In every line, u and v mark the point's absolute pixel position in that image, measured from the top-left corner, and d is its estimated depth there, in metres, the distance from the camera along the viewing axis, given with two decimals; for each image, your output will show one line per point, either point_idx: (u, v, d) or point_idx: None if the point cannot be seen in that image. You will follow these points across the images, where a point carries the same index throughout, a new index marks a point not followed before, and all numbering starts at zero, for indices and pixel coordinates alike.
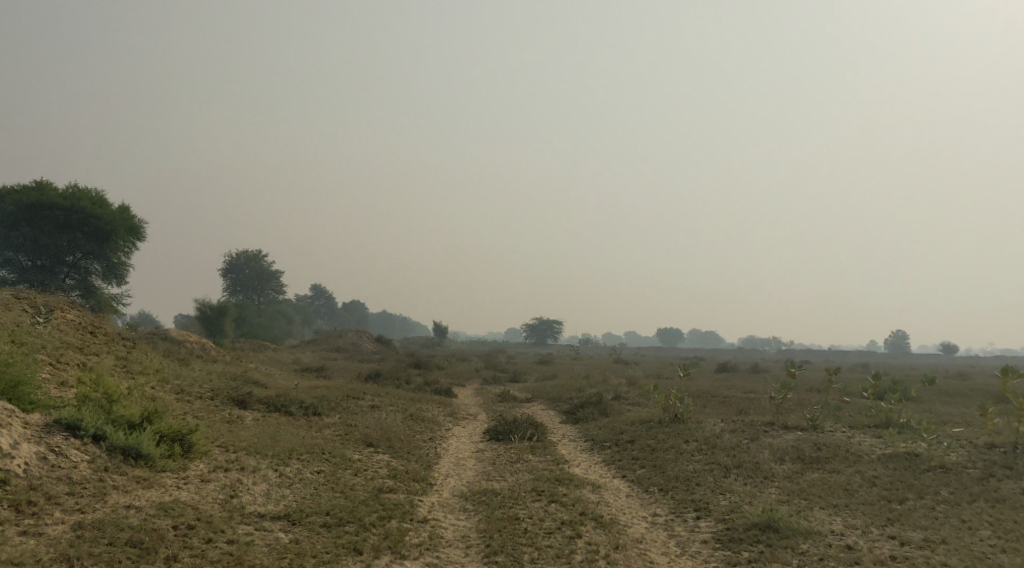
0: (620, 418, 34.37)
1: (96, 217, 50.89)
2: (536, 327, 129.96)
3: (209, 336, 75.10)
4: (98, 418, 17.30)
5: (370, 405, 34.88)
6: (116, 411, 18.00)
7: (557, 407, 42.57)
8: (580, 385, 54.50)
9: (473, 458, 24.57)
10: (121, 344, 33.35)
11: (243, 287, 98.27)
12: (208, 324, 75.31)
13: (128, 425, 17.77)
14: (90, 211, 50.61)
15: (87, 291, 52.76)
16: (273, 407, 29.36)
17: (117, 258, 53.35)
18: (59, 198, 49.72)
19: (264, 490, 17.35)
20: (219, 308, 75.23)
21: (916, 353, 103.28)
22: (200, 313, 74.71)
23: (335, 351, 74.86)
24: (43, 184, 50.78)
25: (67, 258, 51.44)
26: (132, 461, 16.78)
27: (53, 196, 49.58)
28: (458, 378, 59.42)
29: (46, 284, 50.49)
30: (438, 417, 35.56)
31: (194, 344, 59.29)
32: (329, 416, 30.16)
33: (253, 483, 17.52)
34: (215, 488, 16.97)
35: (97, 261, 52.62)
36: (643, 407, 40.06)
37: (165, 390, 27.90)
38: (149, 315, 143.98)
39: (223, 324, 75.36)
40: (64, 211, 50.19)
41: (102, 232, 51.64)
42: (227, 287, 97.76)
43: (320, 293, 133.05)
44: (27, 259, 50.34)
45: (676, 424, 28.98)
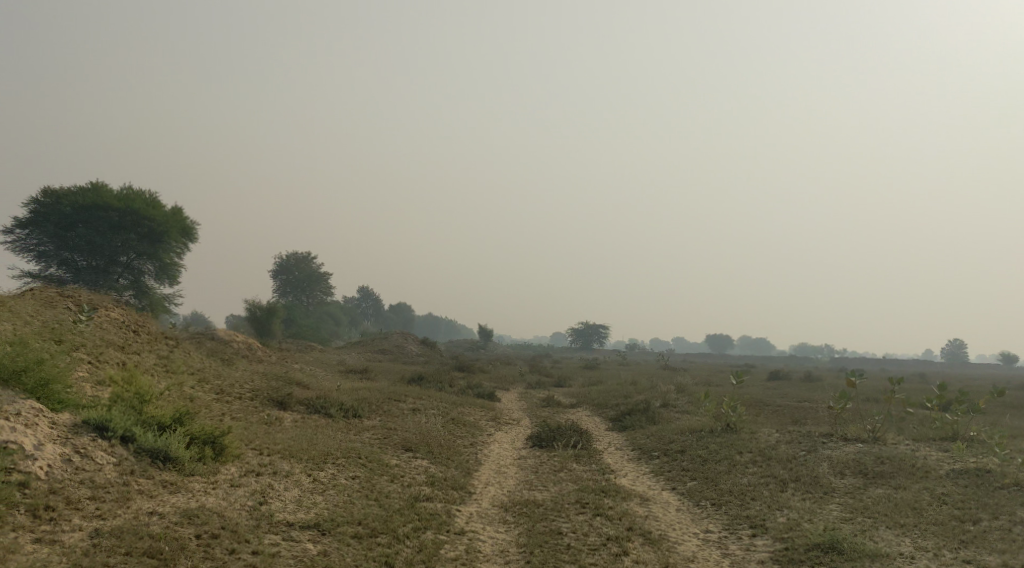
0: (668, 426, 33.30)
1: (150, 218, 51.19)
2: (583, 331, 128.79)
3: (257, 337, 75.34)
4: (127, 419, 16.96)
5: (412, 409, 34.24)
6: (146, 412, 17.66)
7: (604, 414, 41.57)
8: (628, 391, 53.40)
9: (514, 466, 23.74)
10: (163, 342, 33.09)
11: (293, 288, 98.71)
12: (257, 325, 75.51)
13: (159, 426, 17.39)
14: (144, 212, 50.89)
15: (139, 291, 53.05)
16: (313, 409, 28.83)
17: (170, 259, 53.62)
18: (114, 199, 50.00)
19: (295, 497, 16.70)
20: (267, 309, 75.45)
21: (975, 364, 100.24)
22: (250, 314, 75.00)
23: (381, 353, 74.59)
24: (99, 185, 51.15)
25: (121, 258, 51.74)
26: (160, 464, 16.41)
27: (108, 198, 49.85)
28: (503, 382, 58.66)
29: (101, 284, 50.71)
30: (481, 422, 34.80)
31: (240, 344, 59.27)
32: (370, 419, 29.55)
33: (284, 490, 16.89)
34: (244, 494, 16.38)
35: (150, 261, 52.90)
36: (692, 416, 38.88)
37: (205, 391, 27.49)
38: (200, 316, 145.60)
39: (271, 325, 75.54)
40: (119, 212, 50.51)
41: (156, 233, 51.93)
42: (277, 288, 98.25)
43: (366, 295, 133.25)
44: (82, 259, 50.69)
45: (728, 434, 27.86)
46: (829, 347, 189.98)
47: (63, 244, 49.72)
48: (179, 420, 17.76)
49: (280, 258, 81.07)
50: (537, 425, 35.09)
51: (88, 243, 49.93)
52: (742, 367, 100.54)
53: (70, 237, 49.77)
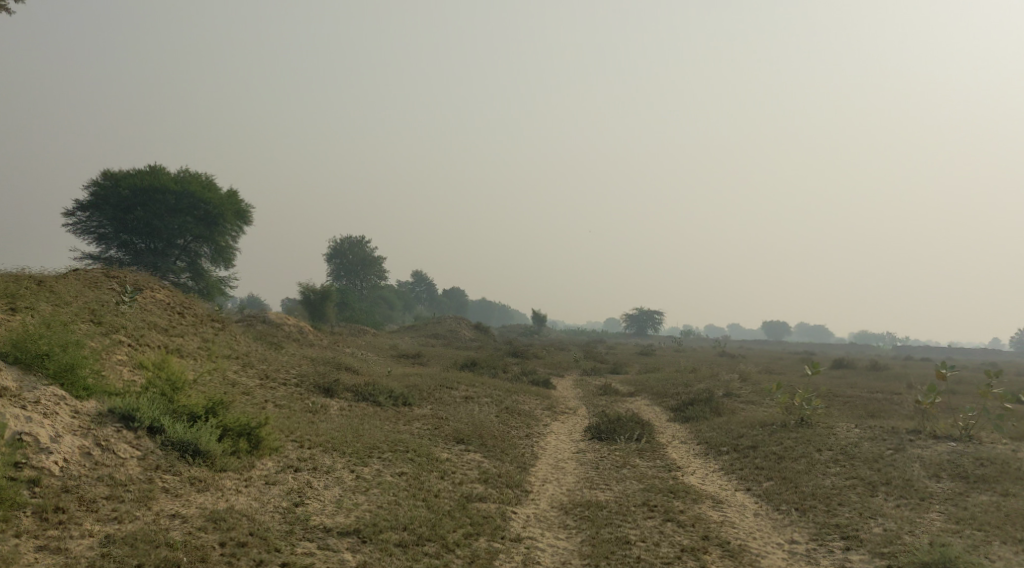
0: (734, 419, 31.55)
1: (207, 202, 51.00)
2: (637, 317, 126.73)
3: (312, 321, 74.72)
4: (156, 409, 16.01)
5: (464, 396, 32.91)
6: (179, 401, 16.71)
7: (663, 403, 39.88)
8: (687, 379, 51.59)
9: (572, 460, 22.22)
10: (208, 325, 32.07)
11: (347, 273, 98.21)
12: (312, 309, 74.98)
13: (191, 416, 16.40)
14: (201, 196, 50.62)
15: (196, 274, 52.52)
16: (361, 397, 27.57)
17: (225, 242, 53.34)
18: (172, 182, 49.59)
19: (334, 497, 15.40)
20: (321, 293, 74.84)
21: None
22: (304, 298, 74.43)
23: (433, 337, 73.56)
24: (157, 169, 50.63)
25: (179, 242, 51.13)
26: (188, 458, 15.39)
27: (166, 181, 49.41)
28: (558, 369, 57.19)
29: (160, 267, 50.06)
30: (536, 411, 33.36)
31: (292, 328, 58.52)
32: (420, 407, 28.28)
33: (324, 488, 15.61)
34: (278, 494, 15.17)
35: (205, 245, 52.53)
36: (757, 407, 37.03)
37: (250, 377, 26.36)
38: (255, 299, 146.44)
39: (326, 309, 74.87)
40: (176, 195, 49.92)
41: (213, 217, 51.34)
42: (331, 272, 97.96)
43: (420, 279, 132.53)
44: (141, 242, 50.10)
45: (803, 428, 26.12)
46: (889, 335, 185.37)
47: (122, 228, 48.95)
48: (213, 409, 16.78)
49: (334, 240, 80.63)
50: (595, 415, 33.56)
51: (147, 226, 49.22)
52: (802, 355, 97.81)
53: (129, 221, 49.02)
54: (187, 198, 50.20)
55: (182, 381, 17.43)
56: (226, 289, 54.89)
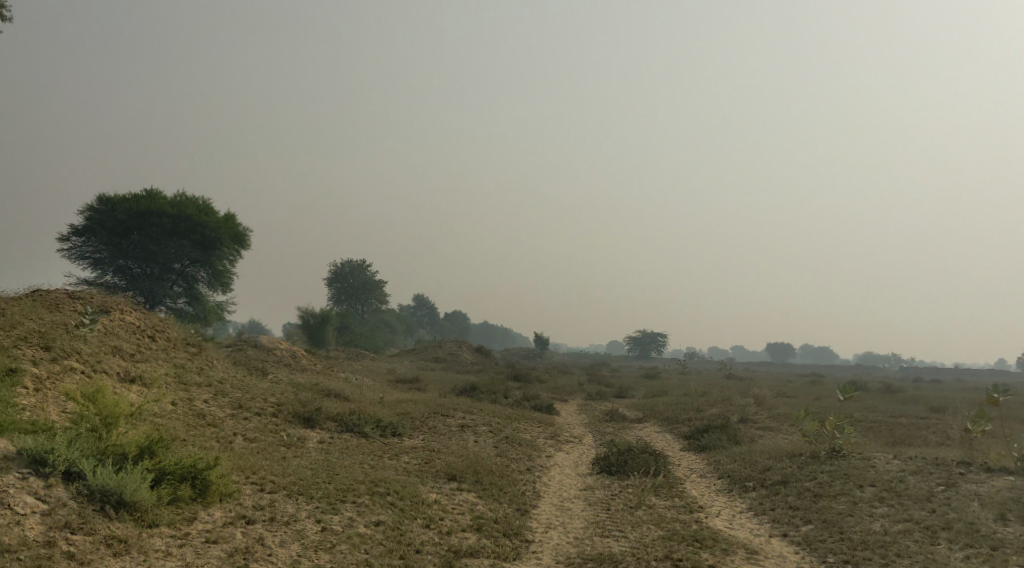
0: (756, 449, 28.95)
1: (204, 225, 48.64)
2: (640, 339, 124.00)
3: (311, 346, 72.14)
4: (78, 451, 14.20)
5: (460, 426, 30.25)
6: (109, 440, 14.84)
7: (674, 431, 37.18)
8: (697, 404, 48.90)
9: (579, 499, 19.67)
10: (181, 350, 29.26)
11: (347, 296, 95.78)
12: (311, 333, 72.43)
13: (122, 459, 14.61)
14: (198, 219, 48.24)
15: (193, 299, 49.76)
16: (346, 428, 24.90)
17: (222, 266, 50.59)
18: (168, 205, 47.26)
19: (290, 558, 13.82)
20: (320, 317, 72.28)
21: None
22: (303, 322, 71.98)
23: (433, 361, 70.86)
24: (152, 192, 48.27)
25: (175, 266, 48.50)
26: (111, 512, 13.64)
27: (162, 205, 47.04)
28: (562, 393, 54.50)
29: (156, 293, 47.50)
30: (538, 440, 30.76)
31: (284, 353, 55.82)
32: (410, 439, 25.73)
33: (277, 548, 13.99)
34: (215, 557, 13.52)
35: (202, 269, 49.80)
36: (778, 436, 34.37)
37: (221, 406, 23.66)
38: (253, 323, 144.05)
39: (325, 334, 72.33)
40: (172, 219, 47.47)
41: (209, 240, 48.82)
42: (331, 296, 95.62)
43: (420, 304, 129.95)
44: (136, 266, 47.47)
45: (836, 459, 23.58)
46: (894, 355, 182.86)
47: (118, 252, 46.59)
48: (150, 449, 14.95)
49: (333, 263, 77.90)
50: (603, 444, 30.88)
51: (143, 250, 46.79)
52: (811, 377, 95.09)
53: (125, 245, 46.61)
54: (182, 221, 47.73)
55: (119, 414, 15.53)
56: (223, 314, 52.29)
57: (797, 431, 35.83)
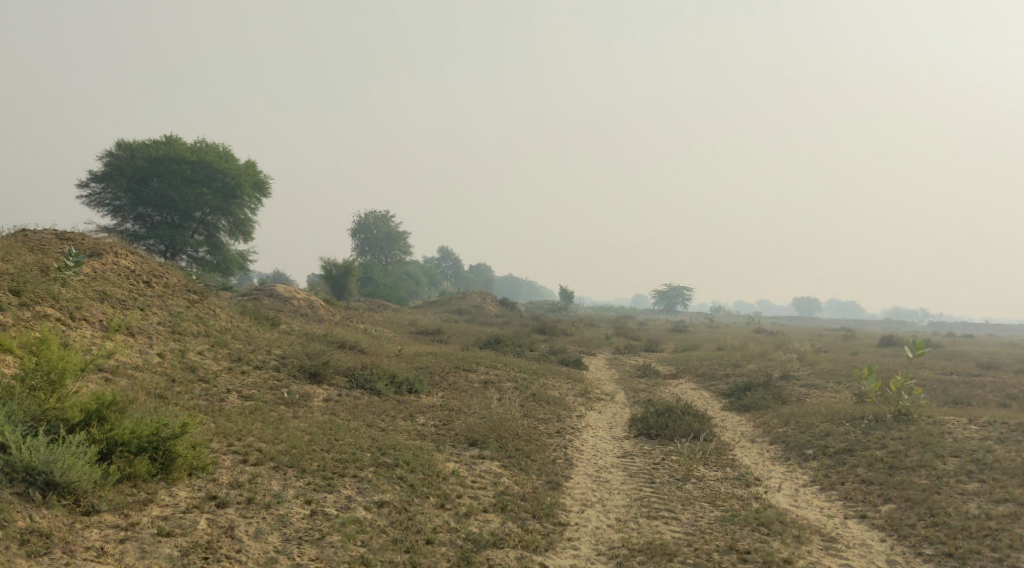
0: (806, 410, 26.39)
1: (225, 172, 46.11)
2: (666, 293, 121.07)
3: (333, 296, 70.00)
4: (10, 420, 12.88)
5: (482, 382, 27.86)
6: (54, 405, 13.38)
7: (711, 388, 34.68)
8: (733, 359, 46.31)
9: (616, 469, 17.41)
10: (181, 297, 26.91)
11: (371, 248, 93.50)
12: (335, 284, 70.29)
13: (66, 427, 13.23)
14: (218, 165, 45.71)
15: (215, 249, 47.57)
16: (356, 384, 22.50)
17: (244, 214, 48.04)
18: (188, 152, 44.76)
19: (263, 555, 12.49)
20: (344, 267, 70.03)
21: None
22: (326, 272, 69.72)
23: (456, 313, 68.51)
24: (172, 137, 45.76)
25: (196, 214, 46.22)
26: (40, 497, 12.35)
27: (182, 150, 44.61)
28: (589, 346, 52.07)
29: (177, 242, 45.15)
30: (567, 397, 28.33)
31: (302, 303, 53.64)
32: (426, 397, 23.39)
33: (249, 542, 12.63)
34: (164, 557, 12.19)
35: (223, 217, 47.35)
36: (825, 397, 31.77)
37: (217, 359, 21.35)
38: (276, 276, 142.70)
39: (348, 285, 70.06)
40: (191, 166, 44.96)
41: (229, 188, 46.36)
42: (355, 247, 93.40)
43: (444, 255, 127.61)
44: (157, 215, 45.26)
45: (906, 423, 20.92)
46: (924, 312, 179.13)
47: (138, 199, 44.27)
48: (102, 416, 13.45)
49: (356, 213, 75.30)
50: (637, 403, 28.42)
51: (163, 197, 44.37)
52: (843, 332, 92.26)
53: (145, 192, 44.26)
54: (203, 168, 45.22)
55: (69, 371, 13.90)
56: (245, 262, 50.08)
57: (845, 390, 33.21)
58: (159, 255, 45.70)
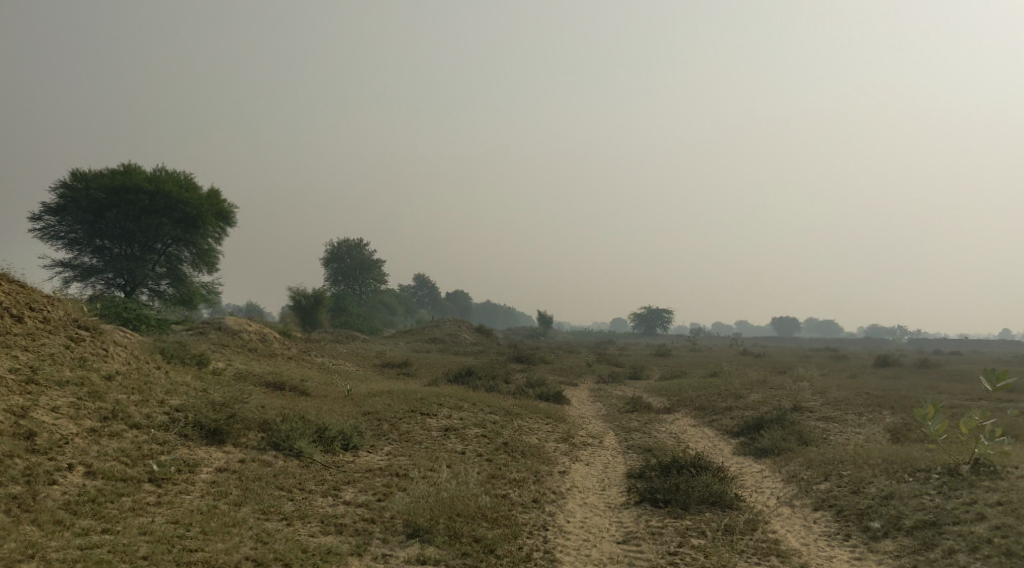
0: (842, 456, 21.29)
1: (189, 202, 40.29)
2: (646, 316, 116.13)
3: (302, 328, 64.44)
4: None
5: (441, 429, 22.61)
6: None
7: (715, 425, 29.57)
8: (731, 387, 41.20)
9: None
10: (60, 335, 21.32)
11: (344, 278, 87.82)
12: (303, 316, 64.76)
13: None
14: (181, 195, 39.89)
15: (179, 282, 41.91)
16: (271, 444, 17.20)
17: (210, 244, 42.21)
18: (147, 180, 39.00)
19: None
20: (314, 297, 64.57)
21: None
22: (295, 302, 64.21)
23: (428, 342, 63.09)
24: (130, 164, 40.01)
25: (158, 246, 40.53)
26: None
27: (141, 178, 38.97)
28: (570, 376, 46.88)
29: (138, 276, 39.53)
30: (548, 445, 23.18)
31: (252, 336, 48.14)
32: (364, 459, 18.15)
33: None
34: None
35: (187, 249, 41.58)
36: (851, 435, 26.80)
37: (79, 416, 15.97)
38: (256, 309, 137.42)
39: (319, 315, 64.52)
40: (151, 196, 39.15)
41: (193, 220, 40.64)
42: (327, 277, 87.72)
43: (420, 283, 122.23)
44: (116, 248, 39.63)
45: (995, 479, 15.84)
46: (905, 331, 175.91)
47: (93, 232, 38.77)
48: None
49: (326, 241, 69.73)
50: (632, 451, 23.32)
51: (121, 229, 38.88)
52: (830, 352, 87.72)
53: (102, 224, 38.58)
54: (164, 199, 39.45)
55: None
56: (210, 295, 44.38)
57: (872, 427, 28.20)
58: (117, 289, 40.29)
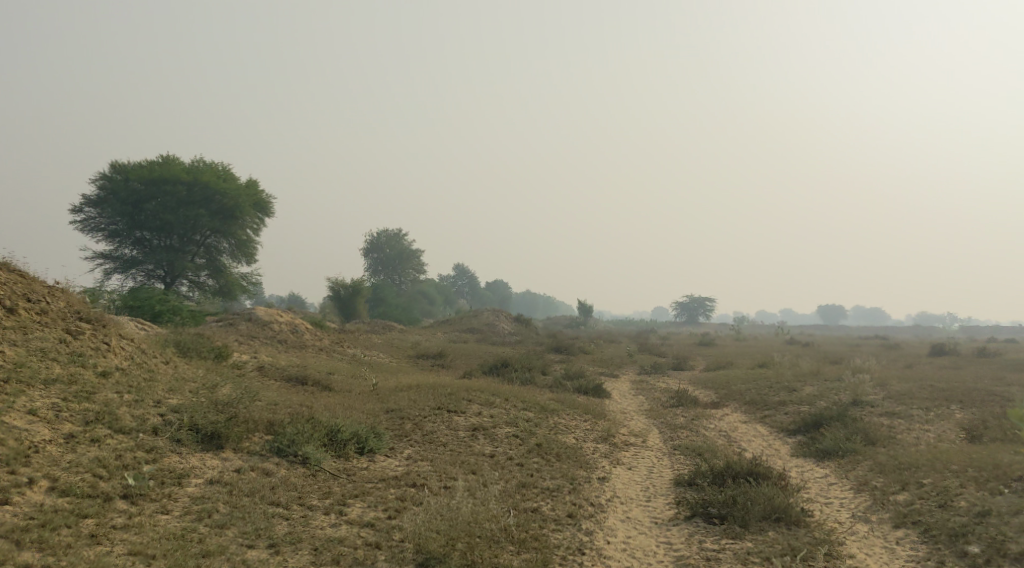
0: (916, 459, 18.95)
1: (227, 193, 38.89)
2: (687, 305, 113.43)
3: (340, 319, 63.00)
4: None
5: (469, 428, 20.66)
6: None
7: (768, 421, 27.33)
8: (782, 380, 38.75)
9: None
10: (58, 330, 19.59)
11: (385, 268, 86.35)
12: (342, 307, 63.29)
13: None
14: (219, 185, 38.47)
15: (217, 274, 40.50)
16: (276, 450, 15.28)
17: (248, 235, 40.84)
18: (185, 171, 37.59)
19: None
20: (352, 287, 63.04)
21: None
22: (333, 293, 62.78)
23: (467, 332, 61.27)
24: (166, 156, 38.58)
25: (198, 237, 39.08)
26: None
27: (179, 169, 37.54)
28: (611, 367, 44.81)
29: (177, 268, 38.09)
30: (586, 446, 21.17)
31: (283, 327, 46.58)
32: (380, 464, 16.30)
33: None
34: None
35: (225, 239, 40.02)
36: (919, 432, 24.48)
37: (59, 419, 14.10)
38: (296, 300, 136.69)
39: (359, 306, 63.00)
40: (189, 187, 37.71)
41: (230, 211, 39.23)
42: (367, 268, 86.30)
43: (460, 273, 120.66)
44: (156, 239, 38.15)
45: None
46: (954, 318, 171.19)
47: (134, 223, 36.95)
48: None
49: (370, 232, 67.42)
50: (679, 452, 21.25)
51: (161, 220, 37.15)
52: (880, 340, 84.61)
53: (142, 216, 37.05)
54: (201, 190, 38.01)
55: None
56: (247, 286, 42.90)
57: (942, 423, 25.83)
58: (157, 281, 38.83)
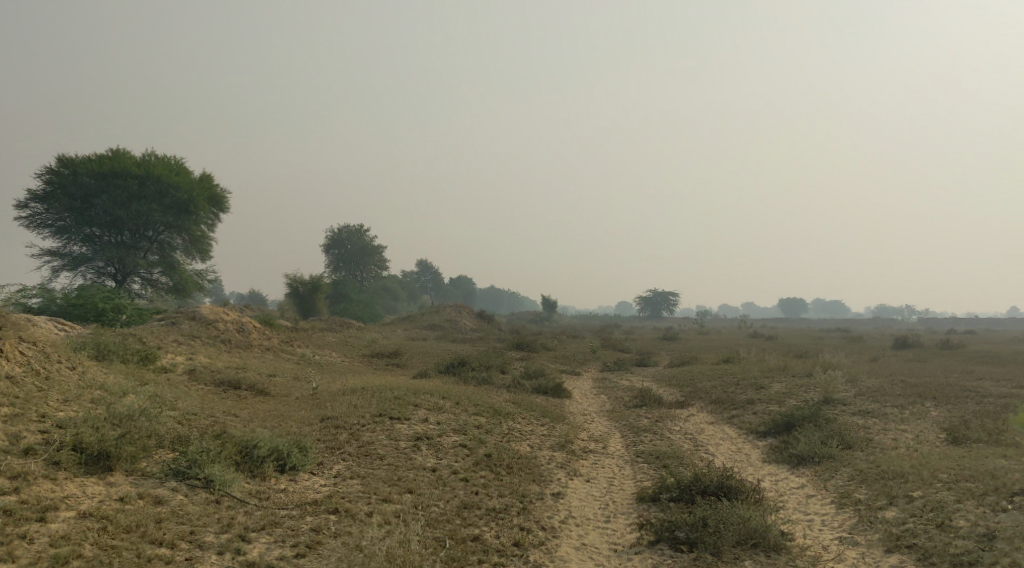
0: (900, 465, 17.31)
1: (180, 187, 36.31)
2: (651, 299, 111.90)
3: (297, 315, 60.46)
4: None
5: (411, 437, 18.61)
6: None
7: (738, 421, 25.55)
8: (750, 376, 37.08)
9: None
10: None
11: (346, 264, 83.66)
12: (299, 304, 60.73)
13: None
14: (171, 179, 35.89)
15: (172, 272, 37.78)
16: (174, 472, 13.08)
17: (202, 231, 38.21)
18: (135, 164, 34.99)
19: None
20: (310, 284, 60.53)
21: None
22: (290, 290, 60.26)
23: (426, 329, 59.04)
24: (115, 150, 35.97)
25: (151, 233, 36.38)
26: None
27: (129, 162, 34.93)
28: (572, 364, 42.97)
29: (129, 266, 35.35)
30: (540, 454, 19.21)
31: (229, 325, 44.09)
32: (303, 484, 14.28)
33: None
34: None
35: (178, 235, 37.47)
36: (898, 433, 22.85)
37: None
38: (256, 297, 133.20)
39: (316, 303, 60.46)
40: (139, 182, 35.09)
41: (185, 206, 36.61)
42: (328, 263, 83.56)
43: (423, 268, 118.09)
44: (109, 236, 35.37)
45: None
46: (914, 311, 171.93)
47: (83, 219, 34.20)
48: None
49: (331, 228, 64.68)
50: (642, 460, 19.39)
51: (111, 215, 34.45)
52: (844, 334, 83.75)
53: (92, 211, 34.35)
54: (153, 185, 35.42)
55: None
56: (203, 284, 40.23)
57: (921, 422, 24.22)
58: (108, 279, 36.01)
